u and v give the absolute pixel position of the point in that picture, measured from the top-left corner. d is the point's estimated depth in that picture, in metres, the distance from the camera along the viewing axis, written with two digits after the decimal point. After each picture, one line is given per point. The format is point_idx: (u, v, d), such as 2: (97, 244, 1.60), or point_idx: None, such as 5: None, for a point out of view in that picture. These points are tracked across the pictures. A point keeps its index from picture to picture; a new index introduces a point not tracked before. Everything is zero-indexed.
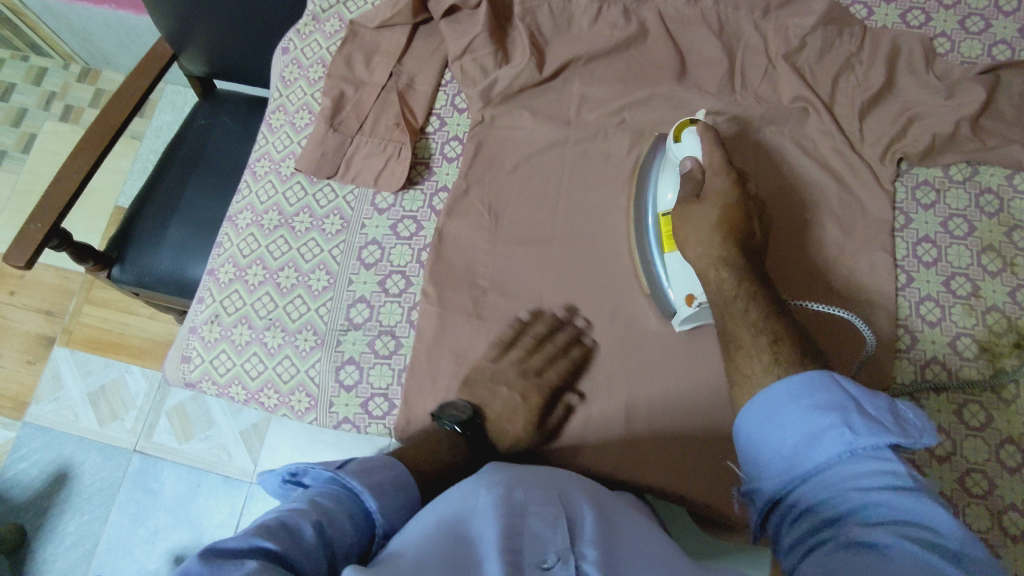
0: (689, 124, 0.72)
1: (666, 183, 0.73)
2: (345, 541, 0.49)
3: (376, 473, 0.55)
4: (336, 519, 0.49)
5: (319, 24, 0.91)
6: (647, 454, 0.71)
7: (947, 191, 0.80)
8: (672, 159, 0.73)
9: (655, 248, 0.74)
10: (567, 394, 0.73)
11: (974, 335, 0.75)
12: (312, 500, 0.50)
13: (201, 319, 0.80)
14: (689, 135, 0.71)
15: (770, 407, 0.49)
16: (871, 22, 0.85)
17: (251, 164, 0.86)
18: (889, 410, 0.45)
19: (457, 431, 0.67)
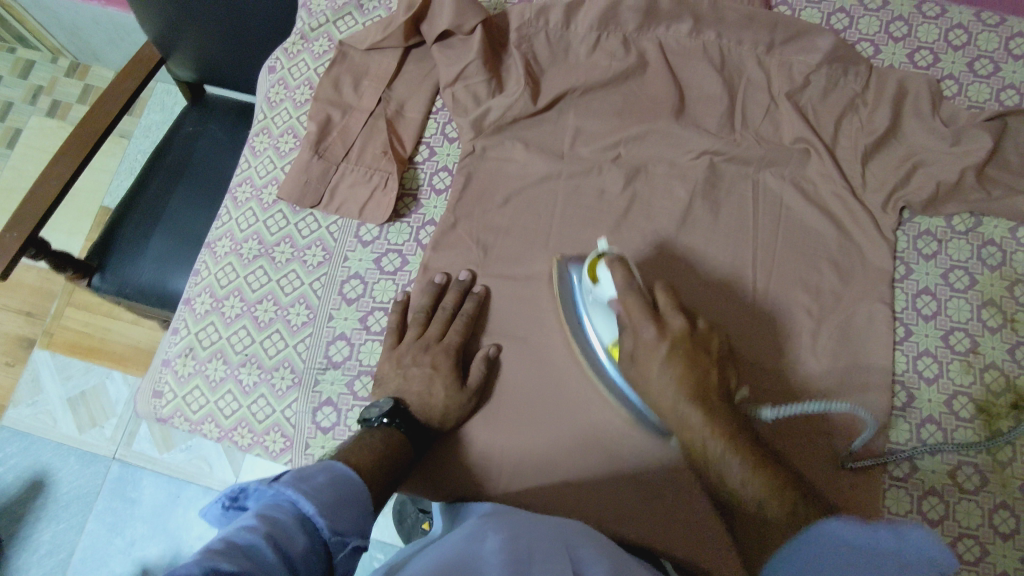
0: (598, 260, 0.69)
1: (601, 319, 0.69)
2: (298, 551, 0.46)
3: (311, 478, 0.52)
4: (291, 538, 0.46)
5: (307, 43, 0.88)
6: (631, 509, 0.69)
7: (949, 242, 0.78)
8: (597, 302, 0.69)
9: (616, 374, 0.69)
10: (552, 441, 0.71)
11: (971, 394, 0.73)
12: (261, 519, 0.46)
13: (175, 351, 0.77)
14: (602, 273, 0.67)
15: (809, 550, 0.55)
16: (877, 61, 0.83)
17: (231, 189, 0.83)
18: (893, 536, 0.55)
19: (384, 423, 0.64)
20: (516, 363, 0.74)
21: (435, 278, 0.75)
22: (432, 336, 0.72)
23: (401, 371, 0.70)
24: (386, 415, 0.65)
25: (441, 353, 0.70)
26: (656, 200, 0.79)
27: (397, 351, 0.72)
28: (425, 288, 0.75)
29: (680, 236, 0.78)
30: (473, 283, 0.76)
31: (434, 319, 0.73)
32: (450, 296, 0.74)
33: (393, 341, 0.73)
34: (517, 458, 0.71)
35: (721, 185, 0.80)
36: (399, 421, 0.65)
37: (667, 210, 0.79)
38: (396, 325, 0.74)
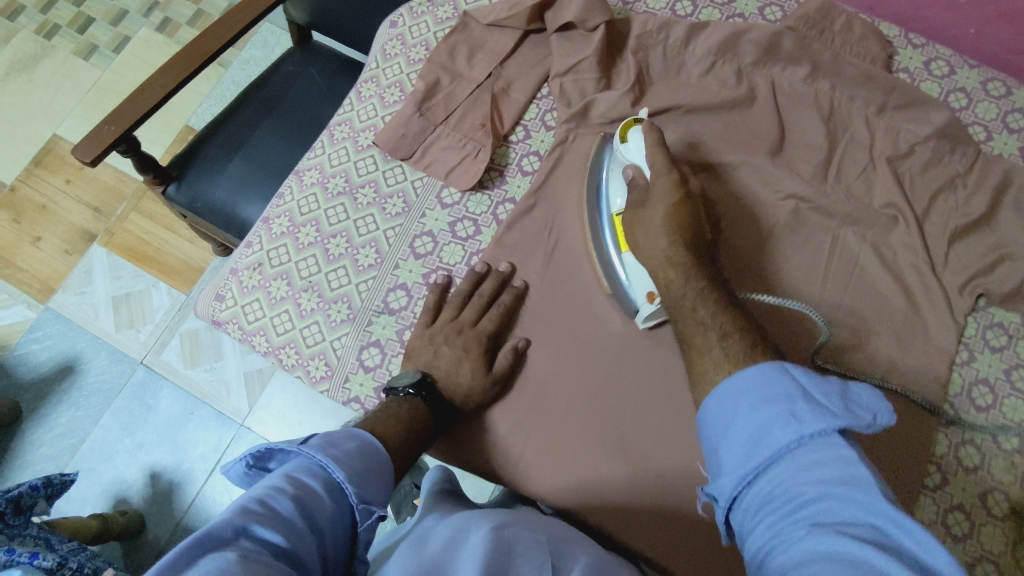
0: (633, 123, 0.76)
1: (616, 187, 0.76)
2: (326, 516, 0.48)
3: (338, 446, 0.53)
4: (320, 503, 0.48)
5: (433, 7, 0.91)
6: (632, 511, 0.69)
7: (1020, 339, 0.76)
8: (621, 159, 0.76)
9: (609, 242, 0.75)
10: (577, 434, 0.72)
11: (1009, 493, 0.71)
12: (291, 481, 0.48)
13: (244, 263, 0.80)
14: (634, 135, 0.74)
15: (730, 404, 0.50)
16: (987, 147, 0.82)
17: (331, 126, 0.86)
18: (839, 393, 0.46)
19: (409, 393, 0.67)
20: (560, 353, 0.75)
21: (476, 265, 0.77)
22: (467, 321, 0.73)
23: (431, 348, 0.72)
24: (413, 386, 0.67)
25: (472, 337, 0.72)
26: (733, 229, 0.80)
27: (430, 331, 0.73)
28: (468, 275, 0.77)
29: (748, 269, 0.78)
30: (513, 275, 0.77)
31: (469, 305, 0.74)
32: (487, 285, 0.75)
33: (427, 321, 0.74)
34: (540, 442, 0.72)
35: (800, 231, 0.80)
36: (424, 394, 0.67)
37: (741, 241, 0.79)
38: (432, 305, 0.75)
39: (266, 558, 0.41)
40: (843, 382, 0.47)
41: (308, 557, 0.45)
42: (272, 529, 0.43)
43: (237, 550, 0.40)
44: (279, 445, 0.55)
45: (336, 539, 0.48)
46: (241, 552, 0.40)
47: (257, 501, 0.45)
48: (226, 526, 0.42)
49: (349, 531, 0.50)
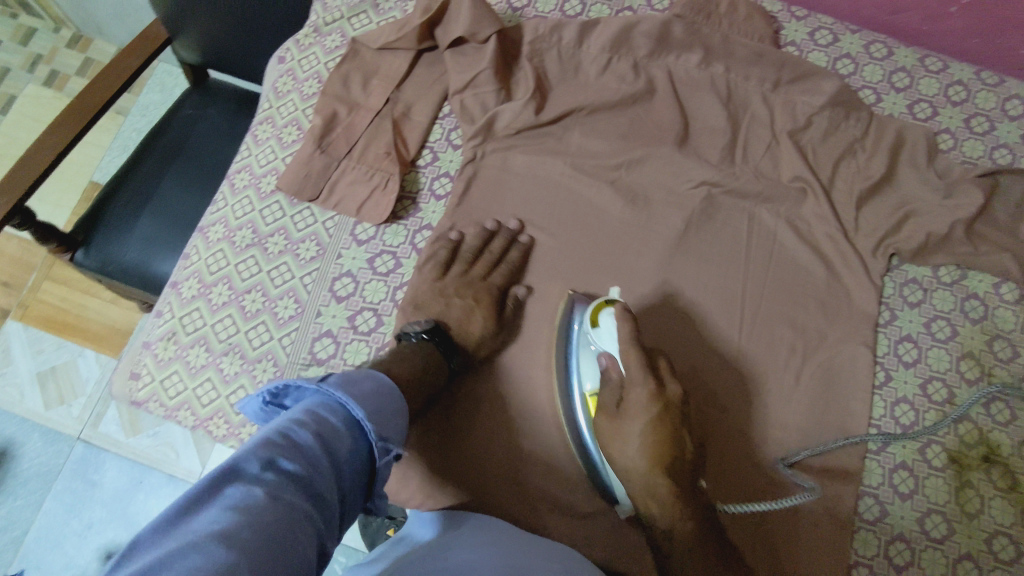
0: (605, 305, 0.68)
1: (587, 367, 0.68)
2: (346, 452, 0.48)
3: (356, 384, 0.53)
4: (339, 439, 0.48)
5: (319, 37, 0.88)
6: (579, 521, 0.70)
7: (934, 291, 0.79)
8: (591, 346, 0.68)
9: (584, 423, 0.68)
10: (541, 454, 0.72)
11: (945, 443, 0.74)
12: (312, 415, 0.48)
13: (157, 334, 0.76)
14: (606, 318, 0.66)
15: None
16: (878, 109, 0.84)
17: (229, 176, 0.82)
18: None
19: (423, 338, 0.68)
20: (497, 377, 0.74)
21: (488, 223, 0.78)
22: (478, 275, 0.75)
23: (443, 300, 0.73)
24: (426, 331, 0.69)
25: (483, 289, 0.74)
26: (651, 224, 0.80)
27: (440, 284, 0.75)
28: (476, 232, 0.78)
29: (672, 261, 0.79)
30: (521, 232, 0.79)
31: (479, 260, 0.76)
32: (498, 243, 0.77)
33: (436, 275, 0.75)
34: (504, 465, 0.71)
35: (717, 216, 0.81)
36: (437, 338, 0.69)
37: (662, 236, 0.80)
38: (443, 259, 0.76)
39: (291, 496, 0.42)
40: None
41: (330, 492, 0.45)
42: (297, 464, 0.44)
43: (264, 488, 0.41)
44: (295, 384, 0.53)
45: (355, 474, 0.49)
46: (270, 491, 0.41)
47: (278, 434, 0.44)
48: (252, 460, 0.42)
49: (366, 465, 0.50)
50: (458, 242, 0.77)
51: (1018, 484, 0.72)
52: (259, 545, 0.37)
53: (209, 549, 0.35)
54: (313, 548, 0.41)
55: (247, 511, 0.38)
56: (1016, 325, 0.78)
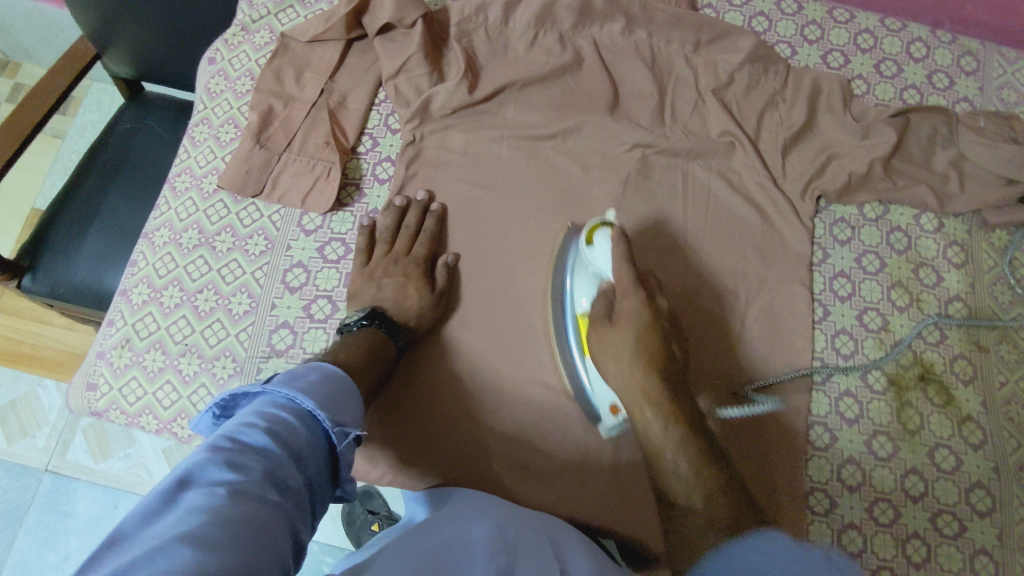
0: (600, 226, 0.71)
1: (582, 286, 0.72)
2: (302, 442, 0.50)
3: (302, 378, 0.55)
4: (293, 431, 0.50)
5: (248, 35, 0.88)
6: (540, 482, 0.72)
7: (861, 228, 0.83)
8: (587, 267, 0.72)
9: (574, 346, 0.73)
10: (515, 431, 0.74)
11: (884, 368, 0.78)
12: (263, 415, 0.50)
13: (110, 343, 0.75)
14: (600, 239, 0.70)
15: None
16: (794, 61, 0.89)
17: (170, 180, 0.82)
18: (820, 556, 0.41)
19: (364, 323, 0.70)
20: (455, 348, 0.76)
21: (396, 201, 0.80)
22: (401, 250, 0.77)
23: (373, 282, 0.75)
24: (366, 317, 0.70)
25: (410, 263, 0.76)
26: (591, 188, 0.83)
27: (367, 268, 0.76)
28: (388, 210, 0.79)
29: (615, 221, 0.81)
30: (432, 203, 0.81)
31: (399, 236, 0.78)
32: (412, 216, 0.79)
33: (363, 261, 0.77)
34: (485, 447, 0.73)
35: (653, 176, 0.84)
36: (378, 322, 0.70)
37: (603, 199, 0.82)
38: (365, 244, 0.78)
39: (255, 491, 0.43)
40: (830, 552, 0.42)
41: (292, 480, 0.47)
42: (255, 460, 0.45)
43: (226, 486, 0.42)
44: (242, 392, 0.54)
45: (316, 461, 0.51)
46: (231, 488, 0.42)
47: (228, 439, 0.46)
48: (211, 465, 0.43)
49: (326, 452, 0.52)
50: (373, 224, 0.79)
51: (953, 399, 0.77)
52: (230, 537, 0.39)
53: (176, 548, 0.36)
54: (286, 536, 0.43)
55: (212, 508, 0.40)
56: (938, 251, 0.83)
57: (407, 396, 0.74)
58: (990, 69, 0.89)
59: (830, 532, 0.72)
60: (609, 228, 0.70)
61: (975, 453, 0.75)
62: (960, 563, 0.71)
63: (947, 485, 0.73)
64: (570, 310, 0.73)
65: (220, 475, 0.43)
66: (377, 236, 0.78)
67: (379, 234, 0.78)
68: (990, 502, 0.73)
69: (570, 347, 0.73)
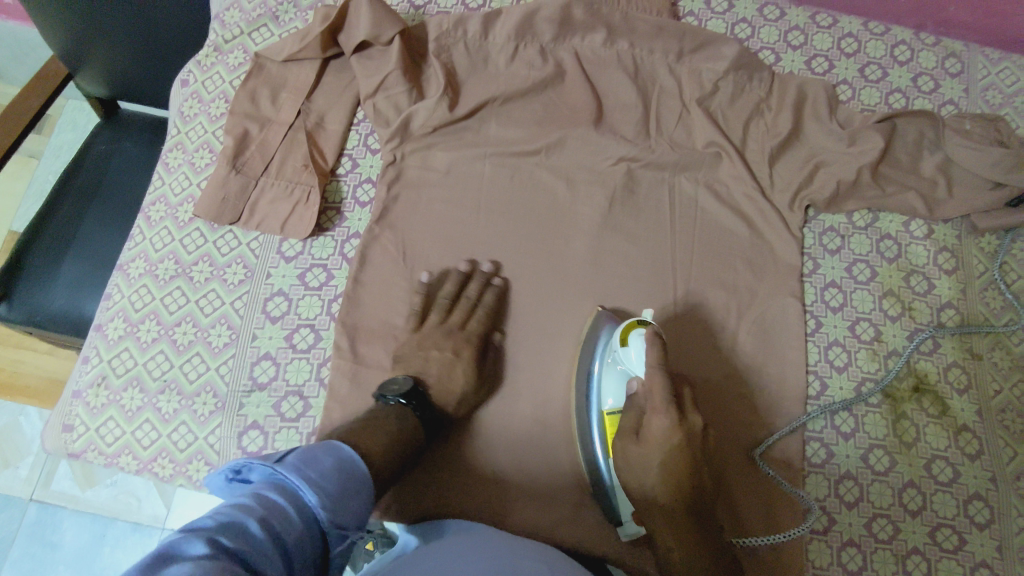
0: (636, 325, 0.66)
1: (610, 383, 0.68)
2: (295, 535, 0.46)
3: (317, 461, 0.51)
4: (288, 522, 0.46)
5: (221, 55, 0.86)
6: (535, 505, 0.71)
7: (851, 236, 0.83)
8: (618, 365, 0.68)
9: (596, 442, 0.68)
10: (510, 455, 0.72)
11: (878, 379, 0.77)
12: (259, 499, 0.46)
13: (86, 382, 0.73)
14: (635, 340, 0.65)
15: None
16: (779, 68, 0.87)
17: (144, 209, 0.80)
18: None
19: (400, 401, 0.65)
20: None
21: (461, 266, 0.77)
22: (456, 323, 0.73)
23: (421, 353, 0.71)
24: (404, 394, 0.66)
25: (462, 340, 0.72)
26: (578, 205, 0.81)
27: (417, 337, 0.72)
28: (452, 278, 0.76)
29: (603, 237, 0.80)
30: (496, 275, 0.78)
31: (457, 307, 0.74)
32: (473, 287, 0.75)
33: (414, 326, 0.73)
34: (495, 470, 0.72)
35: (639, 190, 0.83)
36: (415, 403, 0.66)
37: (590, 214, 0.81)
38: (420, 308, 0.74)
39: (232, 574, 0.40)
40: None
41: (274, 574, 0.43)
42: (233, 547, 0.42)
43: (203, 565, 0.39)
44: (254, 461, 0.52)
45: (306, 559, 0.47)
46: (204, 570, 0.39)
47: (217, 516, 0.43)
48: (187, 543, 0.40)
49: (319, 550, 0.48)
50: (430, 285, 0.75)
51: (948, 409, 0.76)
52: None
53: None
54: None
55: None
56: (928, 258, 0.82)
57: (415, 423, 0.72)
58: (974, 71, 0.88)
59: (830, 551, 0.71)
60: (645, 329, 0.65)
61: (972, 464, 0.74)
62: None
63: (945, 498, 0.73)
64: (595, 407, 0.69)
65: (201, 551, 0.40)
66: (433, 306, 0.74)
67: (436, 304, 0.74)
68: (988, 513, 0.72)
69: (592, 444, 0.69)
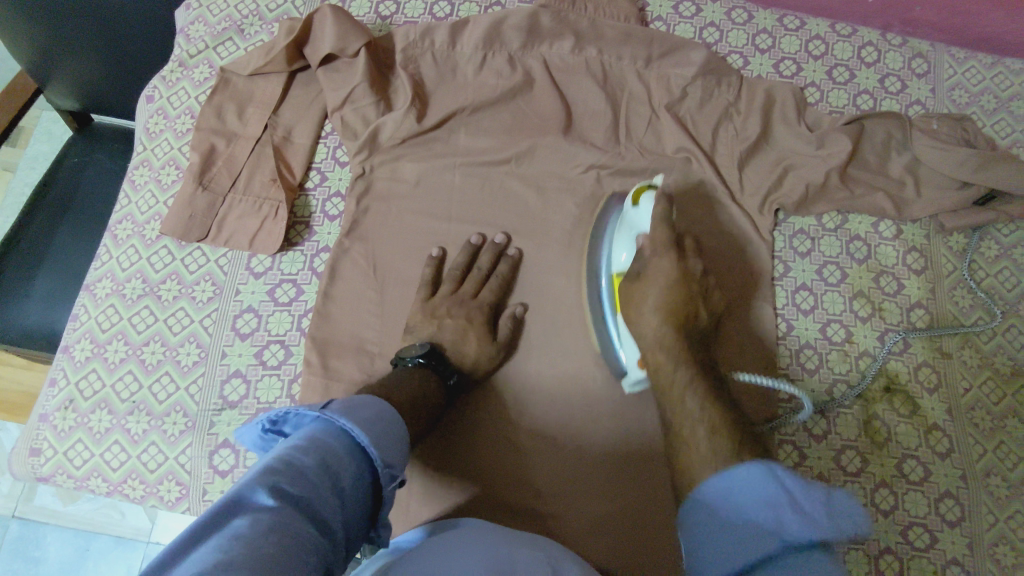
0: (646, 188, 0.72)
1: (621, 241, 0.73)
2: (348, 480, 0.46)
3: (359, 409, 0.50)
4: (343, 464, 0.46)
5: (186, 71, 0.85)
6: (524, 504, 0.70)
7: (821, 239, 0.83)
8: (627, 224, 0.73)
9: (608, 309, 0.73)
10: (501, 449, 0.72)
11: (849, 381, 0.78)
12: (314, 441, 0.46)
13: (53, 405, 0.72)
14: (645, 200, 0.71)
15: (713, 510, 0.51)
16: (747, 72, 0.88)
17: (111, 228, 0.79)
18: (824, 499, 0.47)
19: (420, 362, 0.68)
20: None
21: (472, 238, 0.78)
22: (468, 293, 0.76)
23: (434, 322, 0.73)
24: (423, 355, 0.68)
25: (474, 307, 0.74)
26: (549, 213, 0.81)
27: (430, 304, 0.74)
28: (464, 249, 0.78)
29: (574, 245, 0.80)
30: (508, 246, 0.79)
31: (468, 277, 0.77)
32: (485, 257, 0.77)
33: (426, 295, 0.75)
34: (485, 464, 0.72)
35: (610, 196, 0.82)
36: (436, 362, 0.69)
37: (561, 222, 0.81)
38: (430, 278, 0.76)
39: (298, 526, 0.40)
40: (828, 490, 0.48)
41: (333, 520, 0.43)
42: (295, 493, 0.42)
43: (270, 515, 0.40)
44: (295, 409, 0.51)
45: (359, 502, 0.47)
46: (270, 521, 0.39)
47: (283, 460, 0.43)
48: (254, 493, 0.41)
49: (371, 492, 0.48)
50: (442, 259, 0.78)
51: (918, 409, 0.77)
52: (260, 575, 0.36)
53: None
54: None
55: (245, 543, 0.37)
56: (897, 258, 0.82)
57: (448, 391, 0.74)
58: (940, 70, 0.89)
59: None
60: (655, 191, 0.71)
61: (943, 463, 0.75)
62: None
63: (917, 497, 0.73)
64: (605, 268, 0.75)
65: (269, 501, 0.40)
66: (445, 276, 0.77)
67: (448, 273, 0.77)
68: (959, 511, 0.73)
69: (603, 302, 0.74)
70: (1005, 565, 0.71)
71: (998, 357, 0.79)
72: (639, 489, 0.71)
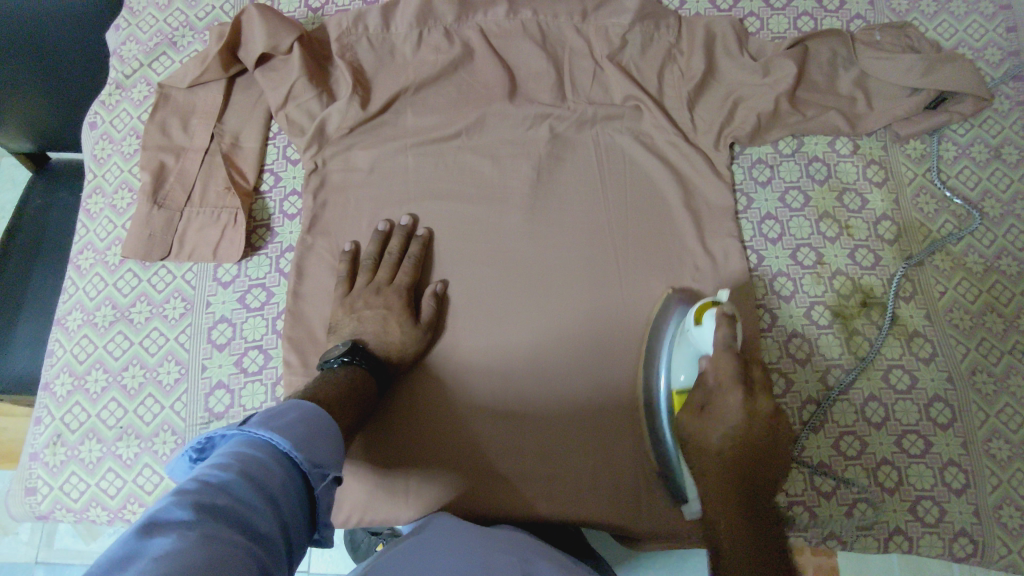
0: (710, 305, 0.67)
1: (681, 360, 0.69)
2: (277, 485, 0.46)
3: (281, 417, 0.51)
4: (270, 472, 0.46)
5: (124, 92, 0.85)
6: (508, 481, 0.72)
7: (780, 165, 0.83)
8: (688, 341, 0.68)
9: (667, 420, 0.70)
10: (471, 433, 0.73)
11: (826, 302, 0.78)
12: (236, 456, 0.45)
13: (42, 442, 0.73)
14: (708, 318, 0.66)
15: None
16: (684, 11, 0.88)
17: (73, 259, 0.79)
18: None
19: (345, 360, 0.67)
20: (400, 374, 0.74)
21: (379, 226, 0.78)
22: (383, 279, 0.75)
23: (354, 315, 0.72)
24: (346, 353, 0.68)
25: (391, 293, 0.73)
26: (507, 180, 0.81)
27: (348, 300, 0.73)
28: (372, 238, 0.77)
29: (536, 206, 0.80)
30: (417, 226, 0.79)
31: (381, 264, 0.76)
32: (394, 242, 0.77)
33: (343, 291, 0.74)
34: (461, 445, 0.72)
35: (566, 153, 0.82)
36: (360, 358, 0.68)
37: (519, 187, 0.80)
38: (346, 274, 0.75)
39: (224, 534, 0.39)
40: None
41: (266, 526, 0.43)
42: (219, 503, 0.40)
43: (195, 530, 0.38)
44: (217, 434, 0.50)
45: (292, 505, 0.46)
46: (199, 532, 0.38)
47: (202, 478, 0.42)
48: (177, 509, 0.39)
49: (304, 496, 0.48)
50: (356, 252, 0.77)
51: (897, 318, 0.77)
52: None
53: None
54: None
55: (174, 554, 0.36)
56: (858, 174, 0.83)
57: (416, 381, 0.74)
58: None
59: (803, 477, 0.73)
60: (718, 308, 0.66)
61: (928, 368, 0.75)
62: (931, 479, 0.72)
63: (907, 406, 0.74)
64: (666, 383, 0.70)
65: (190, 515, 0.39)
66: (360, 266, 0.76)
67: (362, 264, 0.76)
68: (949, 412, 0.74)
69: (664, 421, 0.71)
70: (1000, 458, 0.72)
71: (969, 257, 0.79)
72: (621, 447, 0.72)
